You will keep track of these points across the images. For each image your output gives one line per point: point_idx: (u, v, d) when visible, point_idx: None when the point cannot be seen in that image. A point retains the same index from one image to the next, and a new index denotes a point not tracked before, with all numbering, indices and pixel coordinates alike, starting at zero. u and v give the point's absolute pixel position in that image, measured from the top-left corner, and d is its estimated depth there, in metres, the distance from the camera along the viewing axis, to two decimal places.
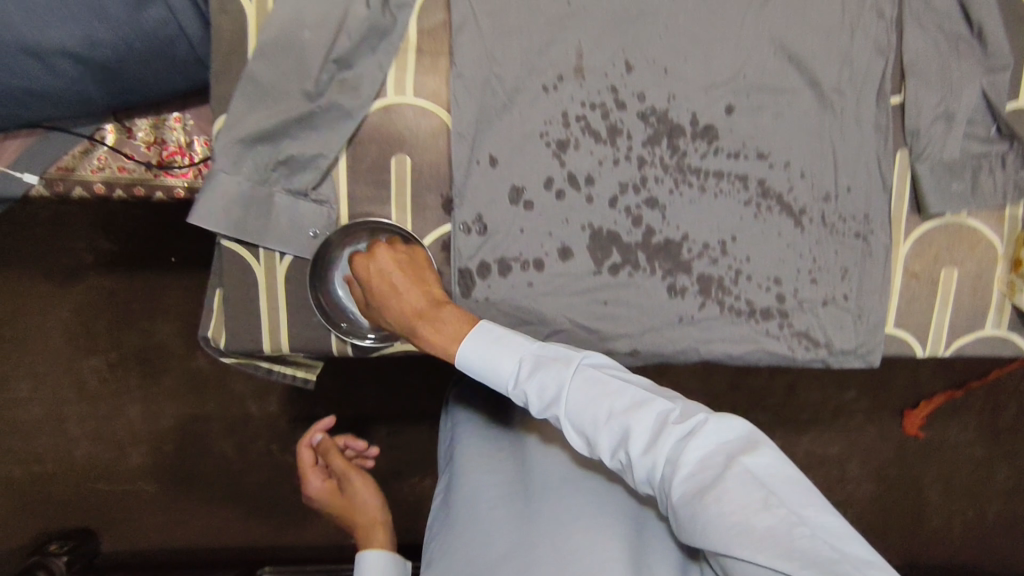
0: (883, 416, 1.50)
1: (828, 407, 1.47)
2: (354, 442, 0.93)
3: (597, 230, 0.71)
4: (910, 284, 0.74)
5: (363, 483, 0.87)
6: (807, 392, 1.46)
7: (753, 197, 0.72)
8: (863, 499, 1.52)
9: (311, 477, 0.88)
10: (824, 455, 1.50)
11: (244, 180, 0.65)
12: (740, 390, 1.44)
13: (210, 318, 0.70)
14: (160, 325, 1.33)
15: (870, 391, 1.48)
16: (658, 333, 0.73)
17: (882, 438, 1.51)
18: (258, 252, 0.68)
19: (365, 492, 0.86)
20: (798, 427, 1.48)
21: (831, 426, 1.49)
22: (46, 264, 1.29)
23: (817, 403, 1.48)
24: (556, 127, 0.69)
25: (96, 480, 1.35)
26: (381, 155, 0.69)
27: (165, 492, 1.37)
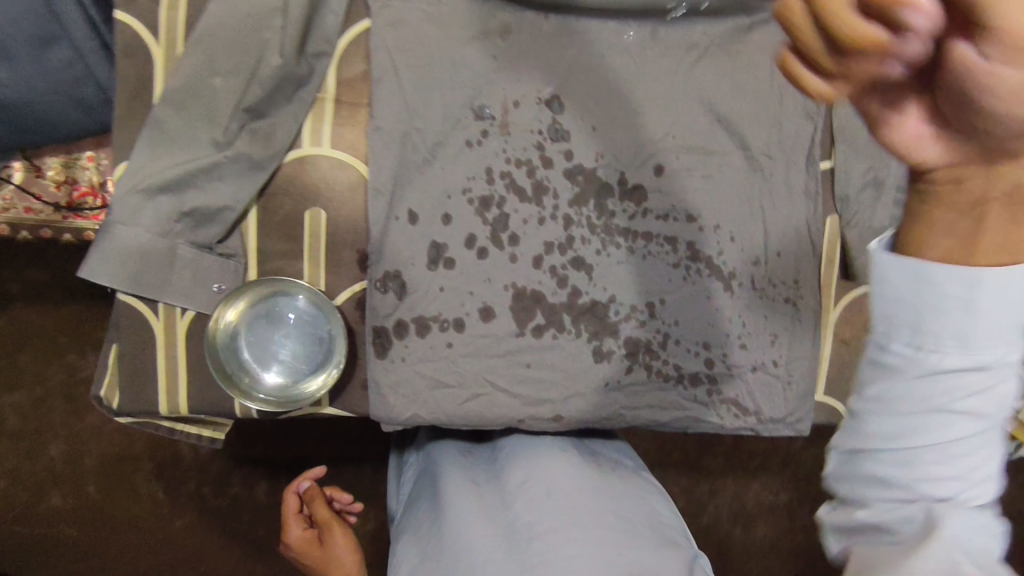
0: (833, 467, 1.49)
1: (775, 456, 1.47)
2: (340, 495, 0.99)
3: (520, 290, 0.69)
4: (840, 351, 0.73)
5: (343, 537, 0.89)
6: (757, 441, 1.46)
7: (682, 259, 0.70)
8: (810, 550, 1.51)
9: (293, 525, 0.90)
10: (773, 503, 1.49)
11: (144, 231, 0.61)
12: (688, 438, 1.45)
13: (103, 376, 0.65)
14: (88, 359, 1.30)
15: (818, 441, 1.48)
16: (584, 398, 0.70)
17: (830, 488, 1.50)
18: (158, 306, 0.64)
19: (343, 548, 0.88)
20: (746, 475, 1.47)
21: (780, 475, 1.49)
22: None
23: (766, 451, 1.48)
24: (479, 183, 0.67)
25: (14, 523, 1.31)
26: (293, 207, 0.65)
27: (85, 537, 1.33)
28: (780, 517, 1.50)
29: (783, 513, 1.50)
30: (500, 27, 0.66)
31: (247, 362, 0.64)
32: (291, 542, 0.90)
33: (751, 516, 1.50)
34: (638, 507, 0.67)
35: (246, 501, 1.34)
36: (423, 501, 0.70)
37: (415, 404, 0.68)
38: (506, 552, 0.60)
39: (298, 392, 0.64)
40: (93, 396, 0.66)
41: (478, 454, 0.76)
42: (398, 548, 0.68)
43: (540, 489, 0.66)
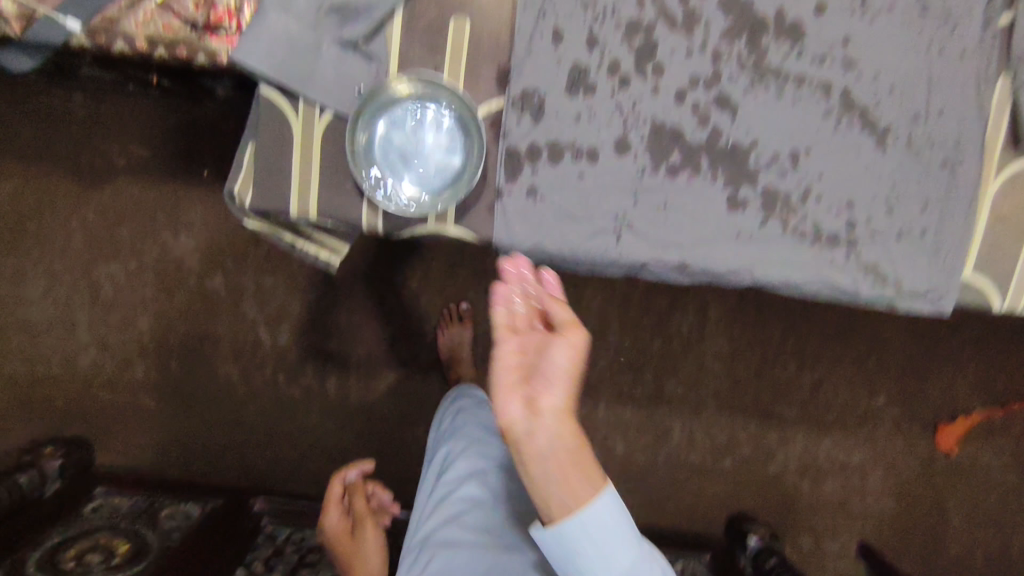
0: (915, 430, 1.53)
1: (855, 413, 1.51)
2: (382, 493, 1.14)
3: (659, 125, 0.66)
4: (994, 227, 0.68)
5: (373, 534, 1.05)
6: (834, 393, 1.51)
7: (834, 108, 0.66)
8: (881, 514, 1.55)
9: (331, 513, 1.05)
10: (846, 463, 1.53)
11: (294, 19, 0.61)
12: (765, 381, 1.49)
13: (239, 171, 0.66)
14: (181, 239, 1.38)
15: (902, 401, 1.51)
16: (713, 247, 0.67)
17: (911, 452, 1.54)
18: (299, 104, 0.64)
19: (373, 545, 1.03)
20: (821, 428, 1.52)
21: (857, 432, 1.52)
22: (79, 161, 1.35)
23: (847, 405, 1.52)
24: (629, 7, 0.64)
25: (100, 391, 1.41)
26: (439, 15, 0.64)
27: (164, 410, 1.42)
28: (852, 475, 1.54)
29: (855, 472, 1.54)
30: None
31: (382, 166, 0.65)
32: (327, 524, 1.04)
33: (822, 470, 1.54)
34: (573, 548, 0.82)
35: (319, 397, 1.43)
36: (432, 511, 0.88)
37: (538, 235, 0.67)
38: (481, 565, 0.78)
39: (441, 197, 0.65)
40: (226, 191, 0.66)
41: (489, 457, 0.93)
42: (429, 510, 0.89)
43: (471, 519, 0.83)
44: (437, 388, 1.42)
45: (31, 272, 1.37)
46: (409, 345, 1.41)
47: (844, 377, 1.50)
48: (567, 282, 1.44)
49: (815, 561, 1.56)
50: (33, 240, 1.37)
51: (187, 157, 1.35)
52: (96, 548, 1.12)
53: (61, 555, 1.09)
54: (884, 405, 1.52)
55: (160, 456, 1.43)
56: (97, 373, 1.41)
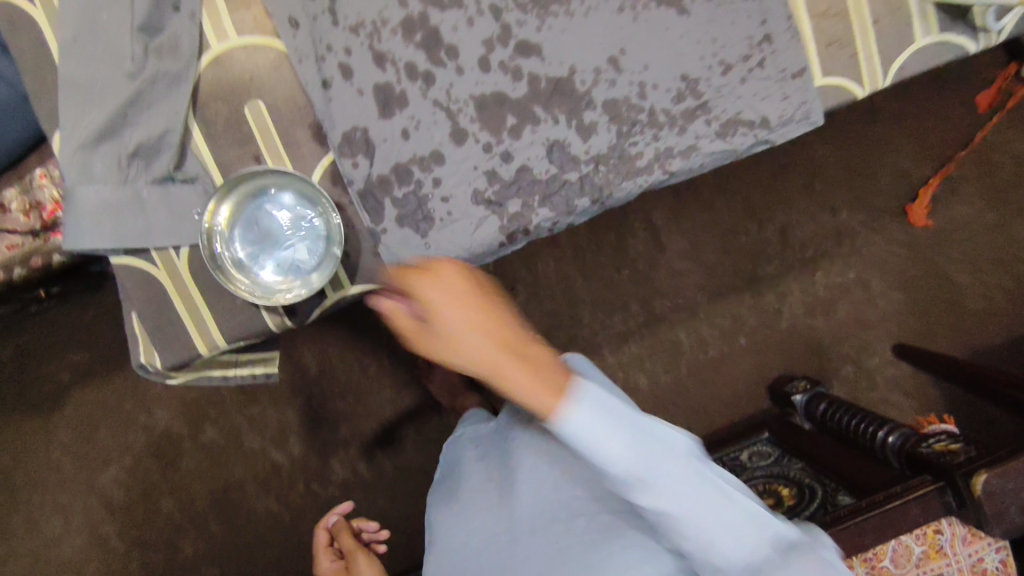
0: (888, 221, 1.59)
1: (828, 233, 1.58)
2: (365, 525, 0.97)
3: (480, 99, 0.66)
4: (822, 26, 0.69)
5: (370, 564, 0.91)
6: (801, 228, 1.58)
7: (624, 2, 0.67)
8: (900, 311, 1.59)
9: (323, 559, 0.95)
10: (845, 283, 1.58)
11: (103, 184, 0.61)
12: (735, 253, 1.56)
13: (135, 343, 0.65)
14: (159, 412, 1.39)
15: (862, 204, 1.58)
16: (589, 178, 0.68)
17: (897, 242, 1.59)
18: (153, 256, 0.64)
19: (366, 573, 0.90)
20: (805, 264, 1.57)
21: (840, 251, 1.58)
22: (29, 396, 1.35)
23: (817, 231, 1.58)
24: (394, 12, 0.64)
25: None
26: (231, 111, 0.64)
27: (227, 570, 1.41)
28: (854, 290, 1.58)
29: (857, 286, 1.58)
30: None
31: (255, 265, 0.64)
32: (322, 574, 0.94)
33: (828, 302, 1.58)
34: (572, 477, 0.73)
35: (357, 483, 1.44)
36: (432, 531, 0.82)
37: (429, 251, 0.67)
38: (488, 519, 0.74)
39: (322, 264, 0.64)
40: (134, 364, 0.66)
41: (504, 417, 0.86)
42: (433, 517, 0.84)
43: (461, 506, 0.78)
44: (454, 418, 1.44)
45: (41, 516, 1.37)
46: (411, 394, 1.43)
47: (805, 213, 1.57)
48: (517, 263, 1.48)
49: (868, 385, 1.58)
50: (26, 486, 1.36)
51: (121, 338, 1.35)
52: None
53: None
54: (850, 216, 1.58)
55: None
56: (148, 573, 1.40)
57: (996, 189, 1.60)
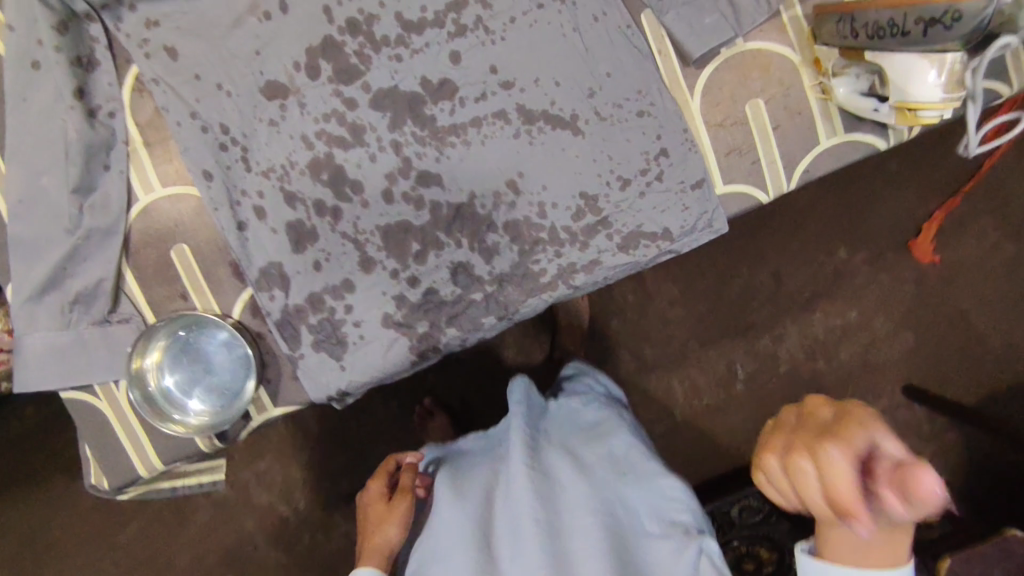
0: (891, 260, 1.48)
1: (828, 276, 1.47)
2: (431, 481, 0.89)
3: (387, 228, 0.70)
4: (720, 136, 0.69)
5: (403, 507, 0.83)
6: (797, 271, 1.47)
7: (520, 127, 0.68)
8: (909, 353, 1.49)
9: (376, 481, 0.89)
10: (846, 324, 1.48)
11: (48, 331, 0.68)
12: (726, 298, 1.47)
13: (87, 467, 0.72)
14: None
15: (862, 243, 1.47)
16: (495, 296, 0.71)
17: (900, 281, 1.48)
18: (97, 389, 0.71)
19: (397, 512, 0.82)
20: (801, 306, 1.48)
21: (838, 292, 1.48)
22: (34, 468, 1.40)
23: (813, 273, 1.47)
24: (301, 154, 0.68)
25: None
26: (160, 255, 0.70)
27: None
28: (858, 334, 1.48)
29: (860, 329, 1.48)
30: (250, 5, 0.66)
31: (184, 394, 0.69)
32: (367, 496, 0.88)
33: (830, 343, 1.49)
34: (585, 478, 0.74)
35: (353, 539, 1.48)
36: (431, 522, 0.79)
37: (345, 373, 0.71)
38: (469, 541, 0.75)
39: (243, 394, 0.69)
40: (88, 484, 0.73)
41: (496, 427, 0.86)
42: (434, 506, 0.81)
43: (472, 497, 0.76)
44: None
45: None
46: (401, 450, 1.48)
47: (800, 257, 1.46)
48: None
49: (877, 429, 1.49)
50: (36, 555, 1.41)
51: None
52: None
53: None
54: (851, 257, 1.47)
55: None
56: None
57: (1010, 219, 1.47)
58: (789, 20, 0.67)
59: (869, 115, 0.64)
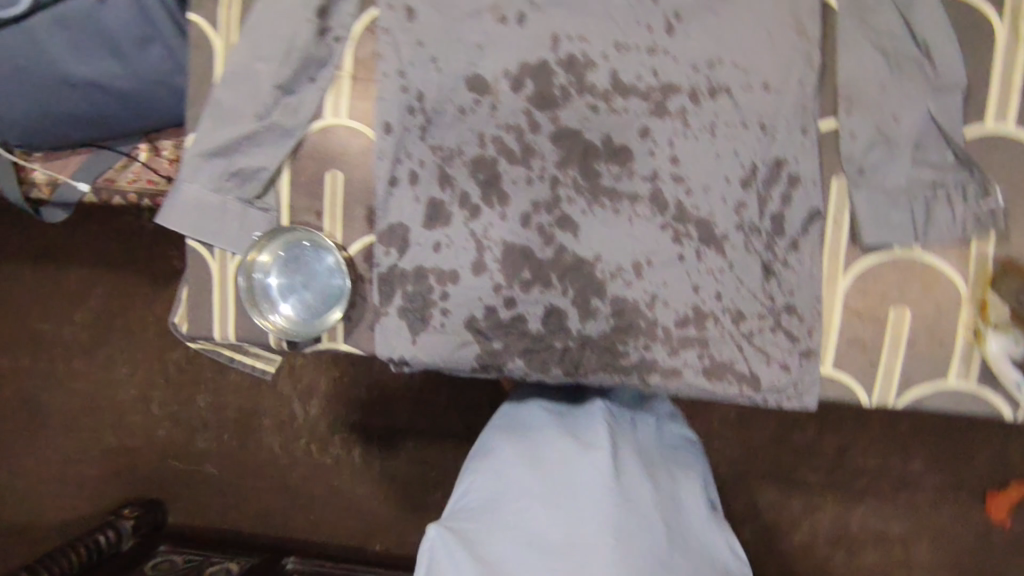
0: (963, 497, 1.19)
1: (890, 480, 1.20)
2: None
3: (510, 246, 0.73)
4: (852, 322, 0.69)
5: None
6: (862, 459, 1.20)
7: (669, 220, 0.70)
8: None
9: None
10: (883, 531, 1.21)
11: (202, 186, 0.75)
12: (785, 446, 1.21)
13: (178, 307, 0.81)
14: None
15: (943, 463, 1.19)
16: (571, 352, 0.74)
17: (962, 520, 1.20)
18: (215, 250, 0.79)
19: None
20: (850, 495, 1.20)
21: (892, 497, 1.20)
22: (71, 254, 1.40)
23: (878, 469, 1.20)
24: (471, 147, 0.73)
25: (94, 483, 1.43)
26: (317, 170, 0.77)
27: None
28: (894, 547, 1.20)
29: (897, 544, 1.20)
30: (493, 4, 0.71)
31: (274, 293, 0.76)
32: None
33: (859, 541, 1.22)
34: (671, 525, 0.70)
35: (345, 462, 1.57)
36: (502, 498, 0.70)
37: (413, 347, 0.76)
38: (555, 547, 0.64)
39: (322, 320, 0.75)
40: (172, 320, 0.82)
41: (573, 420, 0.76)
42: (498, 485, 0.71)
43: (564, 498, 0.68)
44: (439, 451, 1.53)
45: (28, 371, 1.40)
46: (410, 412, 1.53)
47: (876, 443, 1.20)
48: None
49: None
50: None
51: None
52: None
53: None
54: (926, 471, 1.19)
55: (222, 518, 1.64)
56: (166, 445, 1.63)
57: None
58: (976, 253, 0.66)
59: (1014, 387, 0.66)
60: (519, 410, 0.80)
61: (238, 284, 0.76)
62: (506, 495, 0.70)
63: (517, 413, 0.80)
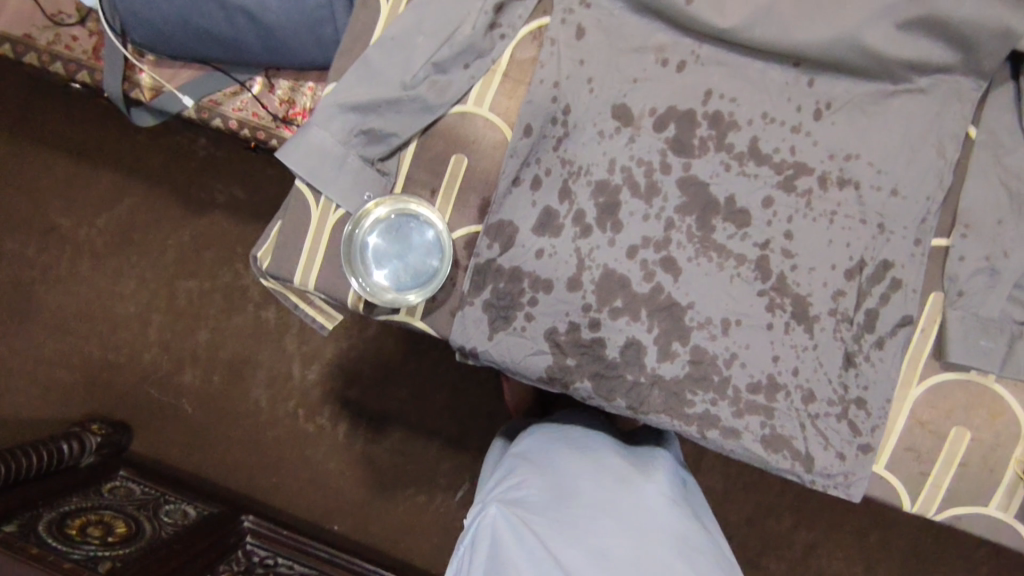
0: None
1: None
2: None
3: (610, 271, 0.75)
4: (913, 430, 0.72)
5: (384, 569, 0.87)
6: (827, 559, 1.31)
7: (768, 289, 0.73)
8: None
9: None
10: None
11: (330, 136, 0.76)
12: None
13: (265, 242, 0.82)
14: (229, 267, 1.54)
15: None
16: (639, 387, 0.75)
17: None
18: (320, 198, 0.79)
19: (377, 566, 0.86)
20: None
21: None
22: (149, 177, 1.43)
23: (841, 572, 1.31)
24: (600, 170, 0.75)
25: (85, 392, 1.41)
26: (445, 150, 0.79)
27: None
28: None
29: None
30: (659, 47, 0.74)
31: (369, 254, 0.77)
32: None
33: None
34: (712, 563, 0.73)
35: (328, 435, 1.55)
36: (558, 500, 0.72)
37: (489, 341, 0.77)
38: (628, 555, 0.67)
39: (411, 292, 0.76)
40: (253, 253, 0.83)
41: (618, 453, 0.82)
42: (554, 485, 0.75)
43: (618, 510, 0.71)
44: (428, 447, 1.51)
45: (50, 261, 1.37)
46: (410, 404, 1.52)
47: (845, 549, 1.30)
48: None
49: None
50: None
51: (254, 191, 1.51)
52: (100, 523, 1.29)
53: (67, 522, 1.24)
54: None
55: (183, 459, 1.59)
56: (149, 370, 1.60)
57: None
58: None
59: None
60: (570, 434, 0.84)
61: (345, 230, 0.77)
62: (572, 495, 0.73)
63: (566, 437, 0.84)
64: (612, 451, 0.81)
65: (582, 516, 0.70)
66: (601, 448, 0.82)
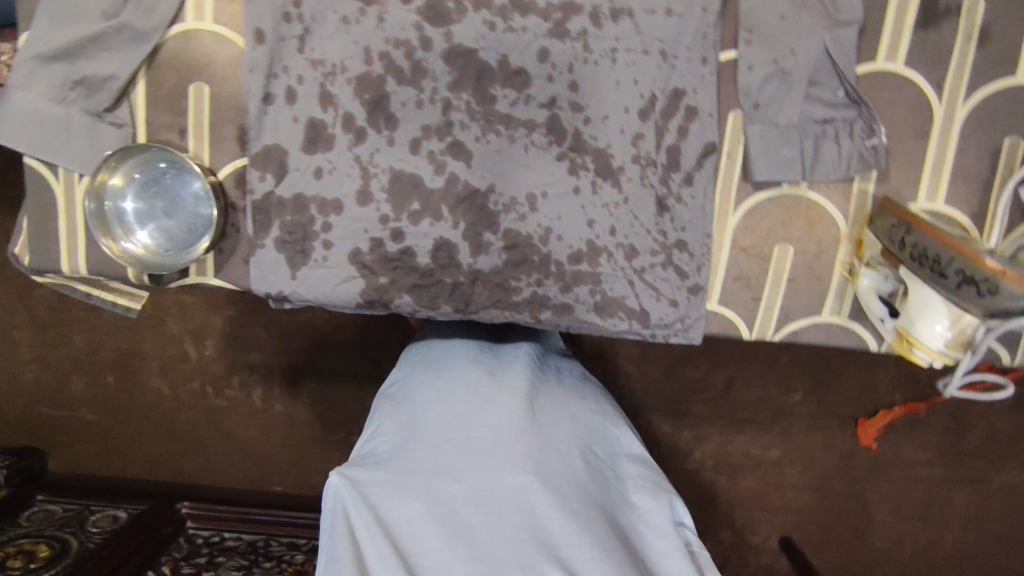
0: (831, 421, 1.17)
1: (766, 408, 1.17)
2: None
3: (398, 174, 0.68)
4: (739, 259, 0.70)
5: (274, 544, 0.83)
6: (748, 389, 1.17)
7: (566, 151, 0.68)
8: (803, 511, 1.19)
9: None
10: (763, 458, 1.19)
11: (37, 95, 0.65)
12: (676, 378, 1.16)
13: (18, 237, 0.72)
14: None
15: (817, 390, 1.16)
16: (460, 288, 0.70)
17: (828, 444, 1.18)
18: (59, 170, 0.69)
19: None
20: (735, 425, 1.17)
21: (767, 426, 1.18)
22: None
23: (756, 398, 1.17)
24: (356, 63, 0.66)
25: None
26: (180, 82, 0.68)
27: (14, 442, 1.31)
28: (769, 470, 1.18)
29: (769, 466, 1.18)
30: None
31: (129, 220, 0.68)
32: None
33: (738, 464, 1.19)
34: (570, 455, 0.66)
35: None
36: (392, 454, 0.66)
37: (293, 280, 0.70)
38: (459, 484, 0.61)
39: (186, 250, 0.68)
40: (10, 252, 0.73)
41: (467, 367, 0.74)
42: (395, 434, 0.69)
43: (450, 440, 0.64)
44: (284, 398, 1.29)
45: None
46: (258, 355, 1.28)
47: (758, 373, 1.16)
48: None
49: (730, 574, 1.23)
50: None
51: None
52: (19, 552, 1.00)
53: None
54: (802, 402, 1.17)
55: None
56: (6, 390, 1.30)
57: (955, 447, 1.16)
58: (858, 192, 0.68)
59: (877, 320, 0.68)
60: (425, 363, 0.78)
61: (85, 207, 0.67)
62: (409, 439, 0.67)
63: (420, 370, 0.77)
64: (459, 367, 0.74)
65: (417, 468, 0.63)
66: (449, 366, 0.74)
